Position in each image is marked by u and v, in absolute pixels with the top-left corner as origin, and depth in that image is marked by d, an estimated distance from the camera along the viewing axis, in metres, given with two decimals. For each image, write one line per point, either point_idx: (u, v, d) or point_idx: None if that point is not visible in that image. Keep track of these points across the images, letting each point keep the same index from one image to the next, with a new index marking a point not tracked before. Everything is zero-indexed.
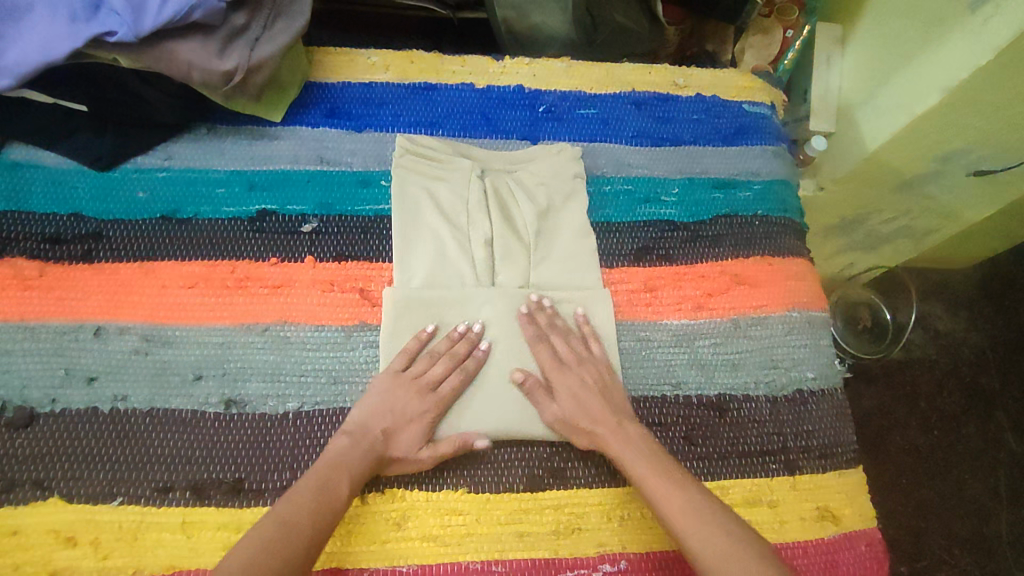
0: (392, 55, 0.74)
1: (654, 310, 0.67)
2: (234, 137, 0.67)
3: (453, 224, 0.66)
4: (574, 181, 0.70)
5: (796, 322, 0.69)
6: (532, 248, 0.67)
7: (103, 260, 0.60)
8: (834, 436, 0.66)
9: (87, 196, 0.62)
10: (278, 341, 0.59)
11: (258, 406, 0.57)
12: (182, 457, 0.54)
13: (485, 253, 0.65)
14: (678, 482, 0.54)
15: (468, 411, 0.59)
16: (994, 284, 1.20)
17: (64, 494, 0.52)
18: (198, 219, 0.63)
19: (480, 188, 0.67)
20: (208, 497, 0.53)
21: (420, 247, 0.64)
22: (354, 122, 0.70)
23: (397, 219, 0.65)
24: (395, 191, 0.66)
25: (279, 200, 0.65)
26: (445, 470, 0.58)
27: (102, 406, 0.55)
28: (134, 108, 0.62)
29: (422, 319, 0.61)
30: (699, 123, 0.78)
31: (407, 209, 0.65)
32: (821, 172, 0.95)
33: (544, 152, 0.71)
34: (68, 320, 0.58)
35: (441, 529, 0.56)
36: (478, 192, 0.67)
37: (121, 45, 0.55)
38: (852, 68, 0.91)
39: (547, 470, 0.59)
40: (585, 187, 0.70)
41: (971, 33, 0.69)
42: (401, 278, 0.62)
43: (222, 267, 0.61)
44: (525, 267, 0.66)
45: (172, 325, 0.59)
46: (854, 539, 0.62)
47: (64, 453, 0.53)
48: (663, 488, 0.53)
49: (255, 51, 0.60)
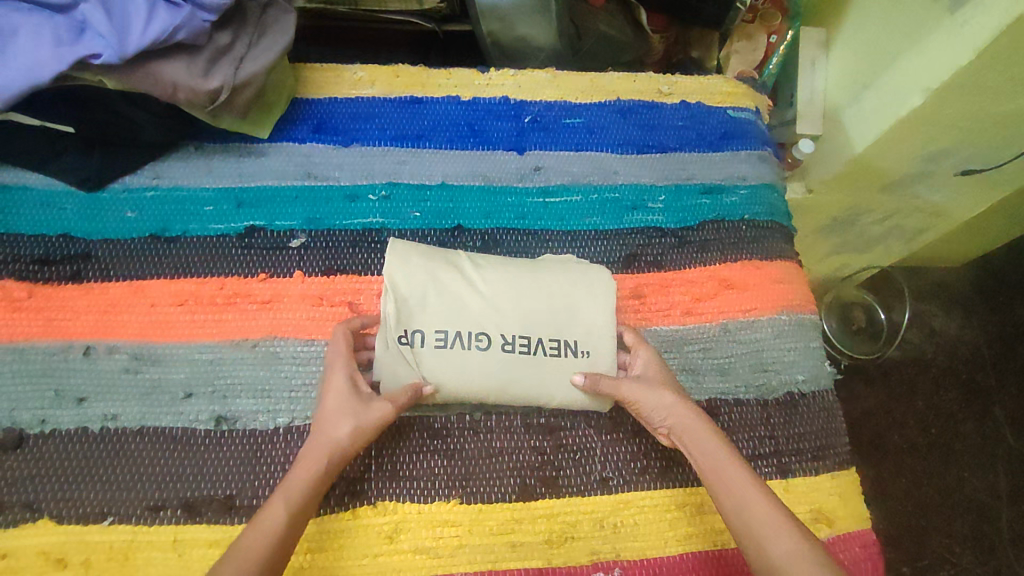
0: (378, 70, 0.74)
1: (642, 316, 0.68)
2: (222, 154, 0.67)
3: (453, 308, 0.59)
4: (593, 291, 0.62)
5: (786, 325, 0.70)
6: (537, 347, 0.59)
7: (92, 280, 0.60)
8: (826, 437, 0.66)
9: (76, 217, 0.62)
10: (268, 357, 0.59)
11: (249, 422, 0.57)
12: (172, 475, 0.54)
13: (483, 345, 0.58)
14: (781, 526, 0.48)
15: (449, 362, 0.58)
16: (987, 282, 1.20)
17: (54, 516, 0.52)
18: (187, 237, 0.63)
19: (485, 280, 0.61)
20: (199, 514, 0.53)
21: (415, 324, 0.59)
22: (342, 137, 0.70)
23: (393, 250, 0.61)
24: (393, 266, 0.60)
25: (267, 216, 0.65)
26: (437, 481, 0.58)
27: (91, 426, 0.55)
28: (120, 128, 0.63)
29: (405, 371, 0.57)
30: (685, 130, 0.79)
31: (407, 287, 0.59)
32: (808, 176, 0.96)
33: (561, 262, 0.64)
34: (56, 340, 0.58)
35: (434, 541, 0.56)
36: (482, 282, 0.61)
37: (107, 66, 0.55)
38: (836, 71, 0.91)
39: (539, 479, 0.59)
40: (605, 298, 0.62)
41: (948, 35, 0.70)
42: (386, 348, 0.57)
43: (211, 285, 0.61)
44: (525, 368, 0.59)
45: (162, 344, 0.59)
46: (849, 540, 0.62)
47: (54, 475, 0.53)
48: (761, 514, 0.49)
49: (240, 69, 0.61)
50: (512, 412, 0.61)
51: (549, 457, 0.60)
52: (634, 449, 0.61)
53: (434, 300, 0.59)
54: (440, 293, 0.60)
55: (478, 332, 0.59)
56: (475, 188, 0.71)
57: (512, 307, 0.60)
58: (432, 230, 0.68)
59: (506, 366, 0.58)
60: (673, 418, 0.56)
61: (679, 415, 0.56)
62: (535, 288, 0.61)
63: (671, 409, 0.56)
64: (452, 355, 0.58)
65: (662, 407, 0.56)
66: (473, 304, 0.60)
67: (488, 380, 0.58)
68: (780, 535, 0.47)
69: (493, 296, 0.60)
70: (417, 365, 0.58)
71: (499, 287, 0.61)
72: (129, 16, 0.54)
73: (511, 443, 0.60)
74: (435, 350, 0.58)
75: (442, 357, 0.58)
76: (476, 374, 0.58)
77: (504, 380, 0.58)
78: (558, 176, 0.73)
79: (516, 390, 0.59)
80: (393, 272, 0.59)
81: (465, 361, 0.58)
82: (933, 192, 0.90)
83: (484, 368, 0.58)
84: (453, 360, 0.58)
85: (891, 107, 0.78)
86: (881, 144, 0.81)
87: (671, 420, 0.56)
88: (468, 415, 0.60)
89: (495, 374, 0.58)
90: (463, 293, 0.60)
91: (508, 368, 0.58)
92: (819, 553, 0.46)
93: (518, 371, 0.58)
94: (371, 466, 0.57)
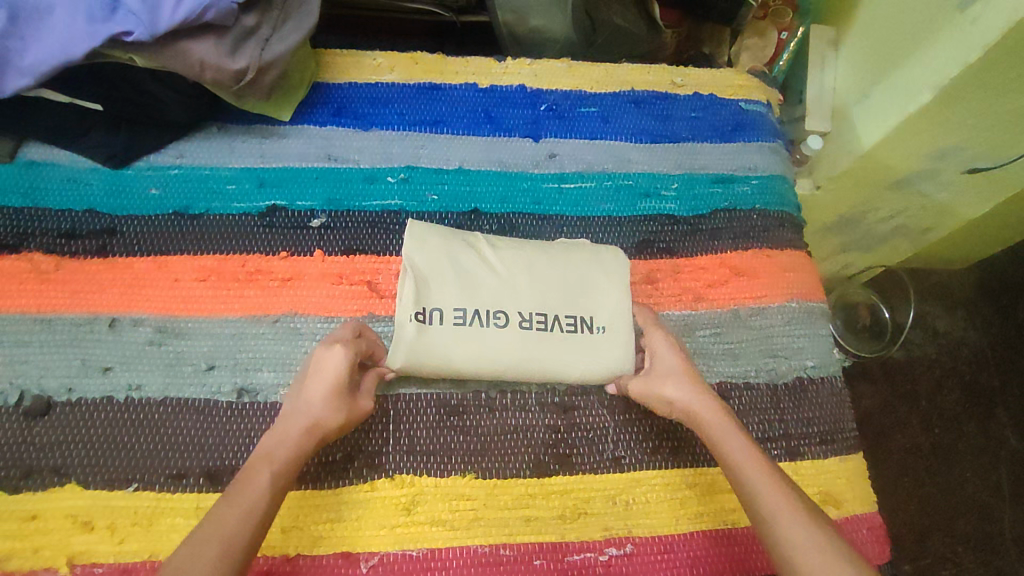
0: (398, 57, 0.76)
1: (655, 301, 0.69)
2: (245, 135, 0.69)
3: (471, 289, 0.60)
4: (607, 272, 0.64)
5: (795, 312, 0.71)
6: (553, 328, 0.60)
7: (117, 254, 0.61)
8: (834, 422, 0.67)
9: (102, 193, 0.64)
10: (288, 332, 0.61)
11: (270, 395, 0.58)
12: (195, 444, 0.55)
13: (501, 325, 0.60)
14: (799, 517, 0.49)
15: (467, 341, 0.59)
16: (991, 281, 1.21)
17: (80, 481, 0.53)
18: (209, 215, 0.64)
19: (500, 261, 0.62)
20: (221, 483, 0.54)
21: (432, 303, 0.59)
22: (361, 121, 0.72)
23: (411, 231, 0.62)
24: (411, 248, 0.61)
25: (288, 196, 0.66)
26: (453, 455, 0.59)
27: (117, 395, 0.57)
28: (147, 108, 0.64)
29: (423, 349, 0.58)
30: (697, 121, 0.80)
31: (426, 268, 0.60)
32: (816, 171, 0.97)
33: (576, 244, 0.65)
34: (83, 312, 0.59)
35: (450, 513, 0.57)
36: (498, 264, 0.62)
37: (137, 44, 0.56)
38: (847, 67, 0.92)
39: (553, 457, 0.60)
40: (620, 279, 0.64)
41: (959, 31, 0.71)
42: (403, 327, 0.58)
43: (233, 261, 0.62)
44: (542, 347, 0.60)
45: (186, 317, 0.60)
46: (856, 522, 0.63)
47: (80, 442, 0.55)
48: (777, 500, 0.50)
49: (266, 51, 0.62)
50: (527, 390, 0.62)
51: (563, 436, 0.61)
52: (647, 430, 0.62)
53: (454, 280, 0.60)
54: (459, 273, 0.61)
55: (495, 311, 0.60)
56: (492, 173, 0.72)
57: (528, 287, 0.61)
58: (449, 212, 0.69)
59: (523, 346, 0.59)
60: (683, 399, 0.57)
61: (690, 399, 0.57)
62: (551, 270, 0.62)
63: (682, 394, 0.57)
64: (472, 332, 0.59)
65: (669, 385, 0.58)
66: (491, 284, 0.61)
67: (505, 358, 0.59)
68: (794, 522, 0.49)
69: (510, 276, 0.62)
70: (435, 343, 0.58)
71: (514, 268, 0.62)
72: None
73: (525, 421, 0.61)
74: (455, 326, 0.59)
75: (462, 334, 0.59)
76: (496, 352, 0.59)
77: (522, 359, 0.59)
78: (573, 163, 0.74)
79: (531, 370, 0.60)
80: (411, 254, 0.60)
81: (484, 339, 0.59)
82: (939, 190, 0.91)
83: (501, 348, 0.59)
84: (471, 340, 0.59)
85: (901, 103, 0.78)
86: (889, 140, 0.82)
87: (680, 403, 0.57)
88: (484, 393, 0.61)
89: (511, 352, 0.59)
90: (482, 273, 0.61)
91: (525, 347, 0.59)
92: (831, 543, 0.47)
93: (535, 350, 0.59)
94: (388, 440, 0.58)
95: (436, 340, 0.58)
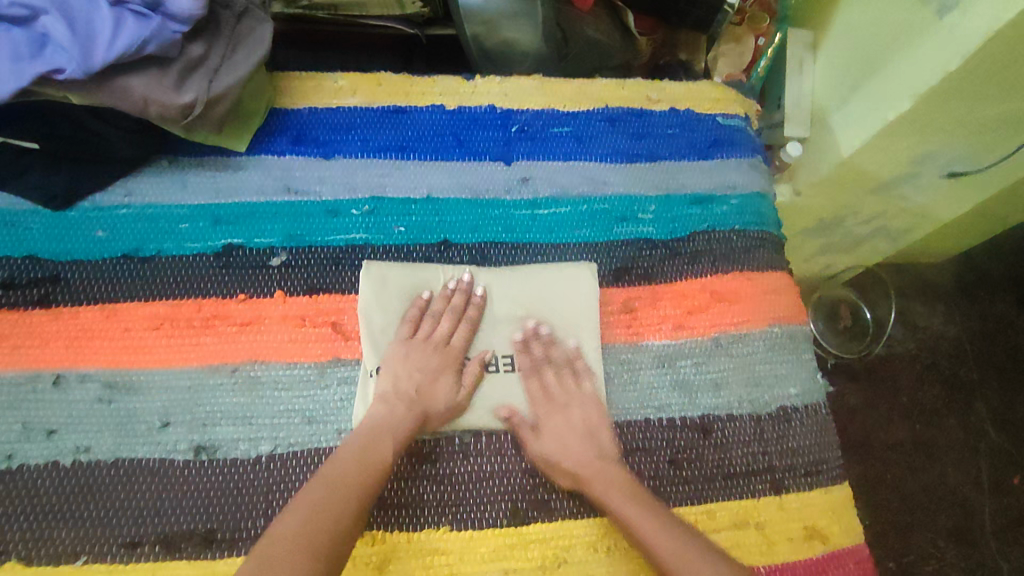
0: (360, 78, 0.72)
1: (634, 331, 0.67)
2: (198, 169, 0.65)
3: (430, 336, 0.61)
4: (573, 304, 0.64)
5: (777, 337, 0.69)
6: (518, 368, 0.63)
7: (62, 304, 0.58)
8: (819, 452, 0.65)
9: (43, 237, 0.60)
10: (248, 382, 0.57)
11: (229, 451, 0.55)
12: (148, 510, 0.53)
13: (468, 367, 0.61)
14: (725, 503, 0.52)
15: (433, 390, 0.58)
16: (971, 278, 1.20)
17: (23, 557, 0.51)
18: (161, 257, 0.61)
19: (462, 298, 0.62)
20: (178, 549, 0.52)
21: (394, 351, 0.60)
22: (323, 149, 0.68)
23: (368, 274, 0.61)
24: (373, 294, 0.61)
25: (245, 233, 0.63)
26: (426, 508, 0.56)
27: (63, 459, 0.54)
28: (89, 145, 0.60)
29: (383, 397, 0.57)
30: (674, 138, 0.77)
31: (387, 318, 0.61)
32: (796, 178, 0.95)
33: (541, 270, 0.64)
34: (24, 369, 0.56)
35: (424, 570, 0.55)
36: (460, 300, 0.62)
37: (72, 81, 0.52)
38: (824, 75, 0.90)
39: (531, 503, 0.57)
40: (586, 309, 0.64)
41: (937, 39, 0.68)
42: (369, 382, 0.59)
43: (188, 307, 0.59)
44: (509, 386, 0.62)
45: (137, 371, 0.57)
46: (842, 556, 0.62)
47: (23, 513, 0.52)
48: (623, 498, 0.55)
49: (215, 82, 0.58)
50: (502, 432, 0.60)
51: (541, 481, 0.58)
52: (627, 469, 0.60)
53: (421, 333, 0.61)
54: (425, 325, 0.61)
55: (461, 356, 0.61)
56: (462, 201, 0.69)
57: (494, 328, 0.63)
58: (417, 245, 0.66)
59: (493, 385, 0.61)
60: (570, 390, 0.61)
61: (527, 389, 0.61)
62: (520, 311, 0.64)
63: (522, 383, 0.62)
64: (435, 380, 0.59)
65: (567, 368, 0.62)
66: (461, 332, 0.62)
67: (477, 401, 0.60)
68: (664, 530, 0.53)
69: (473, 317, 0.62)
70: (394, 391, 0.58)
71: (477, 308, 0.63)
72: (94, 28, 0.51)
73: (502, 467, 0.58)
74: (420, 373, 0.59)
75: (426, 383, 0.59)
76: (461, 402, 0.59)
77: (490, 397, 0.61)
78: (546, 187, 0.71)
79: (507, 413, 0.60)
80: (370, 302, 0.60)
81: (447, 391, 0.59)
82: (919, 193, 0.89)
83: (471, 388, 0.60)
84: (436, 384, 0.59)
85: (879, 111, 0.76)
86: (869, 147, 0.80)
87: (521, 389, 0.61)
88: (457, 438, 0.59)
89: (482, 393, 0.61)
90: (450, 322, 0.62)
91: (495, 387, 0.61)
92: (693, 533, 0.54)
93: (503, 389, 0.62)
94: None
95: (396, 383, 0.58)
